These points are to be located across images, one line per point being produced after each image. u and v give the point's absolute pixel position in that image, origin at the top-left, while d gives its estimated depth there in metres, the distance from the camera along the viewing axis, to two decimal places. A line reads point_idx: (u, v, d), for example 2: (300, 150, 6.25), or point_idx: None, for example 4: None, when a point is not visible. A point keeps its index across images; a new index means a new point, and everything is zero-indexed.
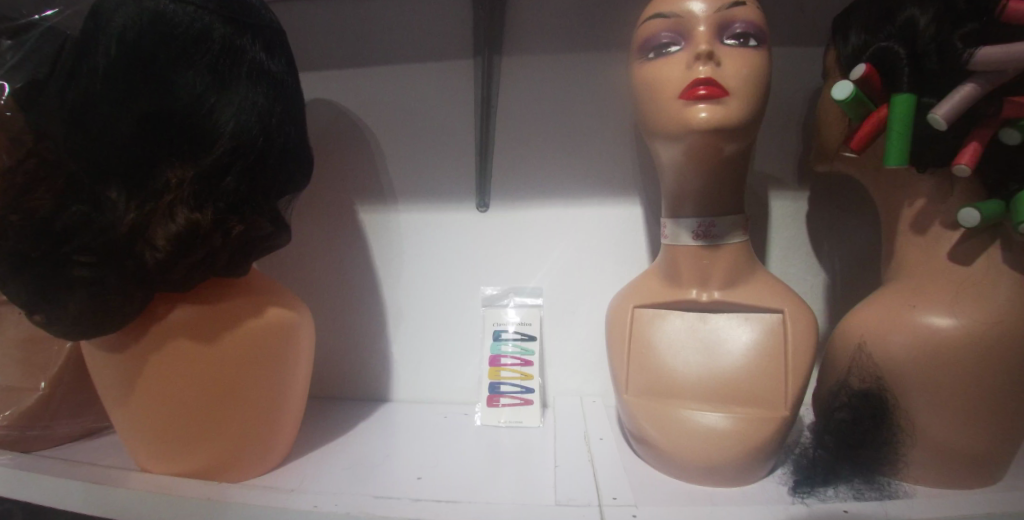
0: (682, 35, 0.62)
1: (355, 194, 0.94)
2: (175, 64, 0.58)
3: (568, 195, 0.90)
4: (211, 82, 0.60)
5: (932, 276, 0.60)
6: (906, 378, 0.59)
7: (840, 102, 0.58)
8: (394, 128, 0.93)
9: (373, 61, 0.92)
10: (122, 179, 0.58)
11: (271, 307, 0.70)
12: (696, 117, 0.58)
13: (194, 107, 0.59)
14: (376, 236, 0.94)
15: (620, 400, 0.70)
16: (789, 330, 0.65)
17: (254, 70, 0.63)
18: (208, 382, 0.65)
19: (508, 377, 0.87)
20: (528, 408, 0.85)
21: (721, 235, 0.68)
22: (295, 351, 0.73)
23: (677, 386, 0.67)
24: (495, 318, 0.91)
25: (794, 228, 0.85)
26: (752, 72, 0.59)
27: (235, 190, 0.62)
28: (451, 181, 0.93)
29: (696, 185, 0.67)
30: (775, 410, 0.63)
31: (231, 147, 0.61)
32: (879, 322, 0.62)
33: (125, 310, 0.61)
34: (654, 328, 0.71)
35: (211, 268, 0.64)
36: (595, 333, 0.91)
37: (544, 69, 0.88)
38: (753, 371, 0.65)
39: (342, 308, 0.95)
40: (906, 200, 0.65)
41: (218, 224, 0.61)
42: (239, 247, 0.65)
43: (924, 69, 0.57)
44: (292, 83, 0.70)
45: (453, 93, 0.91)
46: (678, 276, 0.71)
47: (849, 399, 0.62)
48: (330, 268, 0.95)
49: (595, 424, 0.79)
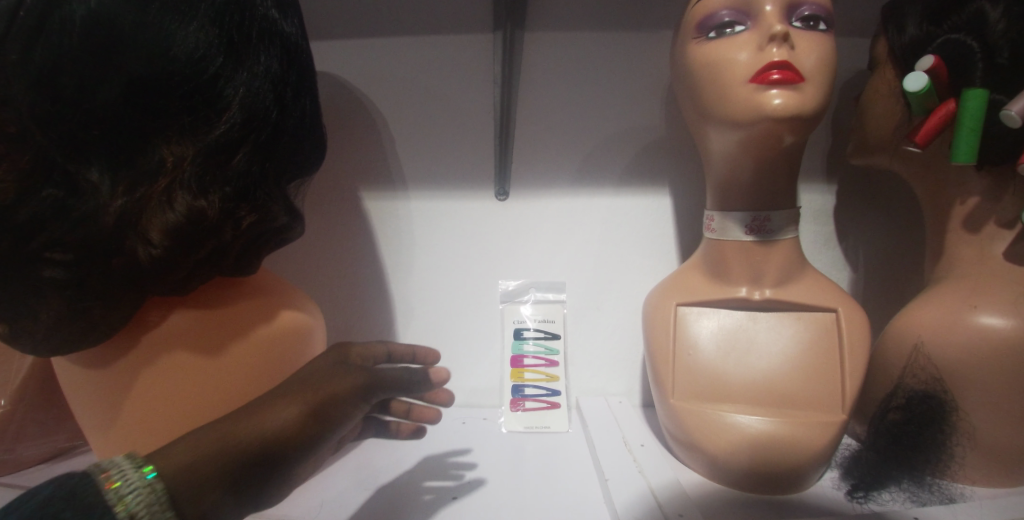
0: (747, 14, 0.57)
1: (359, 178, 0.86)
2: (173, 16, 0.48)
3: (594, 185, 0.85)
4: (216, 40, 0.50)
5: (990, 275, 0.59)
6: (965, 379, 0.58)
7: (910, 93, 0.56)
8: (404, 107, 0.85)
9: (381, 31, 0.83)
10: (106, 156, 0.48)
11: (284, 312, 0.61)
12: (771, 103, 0.54)
13: (197, 69, 0.50)
14: (384, 225, 0.86)
15: (665, 403, 0.66)
16: (845, 330, 0.63)
17: (265, 30, 0.55)
18: (209, 404, 0.55)
19: (532, 379, 0.83)
20: (555, 411, 0.81)
21: (775, 230, 0.66)
22: (311, 362, 0.64)
23: (727, 389, 0.64)
24: (515, 315, 0.85)
25: (825, 222, 0.83)
26: (825, 58, 0.56)
27: (245, 172, 0.54)
28: (467, 167, 0.86)
29: (749, 176, 0.63)
30: (832, 415, 0.61)
31: (242, 120, 0.52)
32: (937, 321, 0.61)
33: (111, 317, 0.52)
34: (698, 327, 0.68)
35: (216, 266, 0.55)
36: (620, 329, 0.87)
37: (570, 48, 0.82)
38: (805, 373, 0.63)
39: (346, 304, 0.87)
40: (957, 198, 0.64)
41: (226, 213, 0.52)
42: (249, 241, 0.56)
43: (993, 64, 0.55)
44: (305, 48, 0.61)
45: (469, 71, 0.84)
46: (726, 272, 0.68)
47: (907, 400, 0.62)
48: (333, 261, 0.87)
49: (630, 428, 0.77)
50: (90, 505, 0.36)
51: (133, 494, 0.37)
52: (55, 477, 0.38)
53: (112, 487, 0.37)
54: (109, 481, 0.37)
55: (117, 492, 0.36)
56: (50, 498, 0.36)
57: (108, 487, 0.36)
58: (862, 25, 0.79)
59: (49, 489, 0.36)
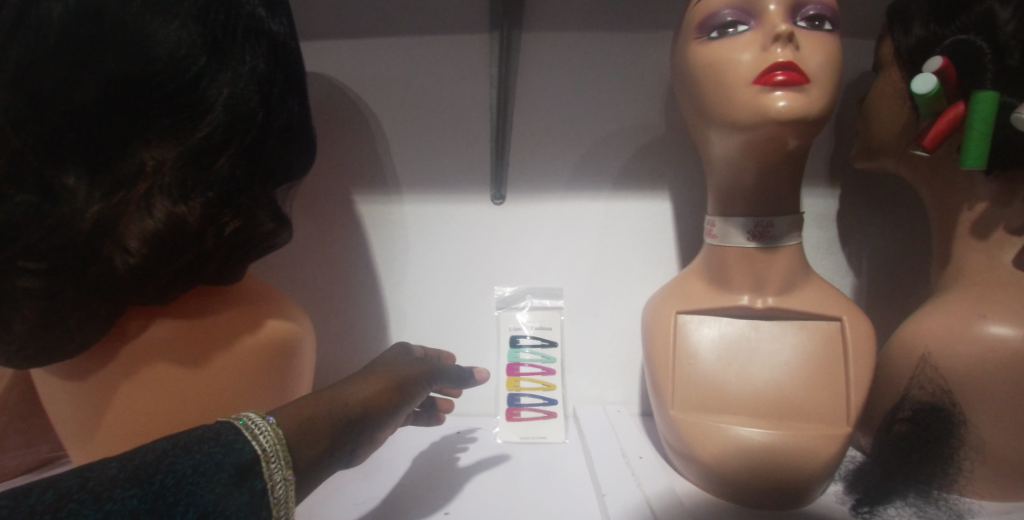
0: (750, 14, 0.56)
1: (352, 181, 0.84)
2: (154, 14, 0.47)
3: (592, 189, 0.83)
4: (199, 39, 0.49)
5: (1000, 283, 0.58)
6: (974, 391, 0.56)
7: (918, 95, 0.54)
8: (398, 109, 0.83)
9: (375, 31, 0.81)
10: (83, 160, 0.46)
11: (269, 321, 0.59)
12: (775, 105, 0.52)
13: (178, 69, 0.48)
14: (377, 229, 0.84)
15: (664, 415, 0.64)
16: (850, 340, 0.62)
17: (251, 29, 0.53)
18: (188, 418, 0.53)
19: (528, 388, 0.81)
20: (551, 421, 0.79)
21: (779, 236, 0.64)
22: (298, 373, 0.62)
23: (728, 400, 0.62)
24: (510, 322, 0.83)
25: (828, 227, 0.81)
26: (830, 59, 0.54)
27: (228, 176, 0.51)
28: (462, 170, 0.84)
29: (752, 180, 0.62)
30: (837, 428, 0.59)
31: (225, 122, 0.50)
32: (944, 330, 0.59)
33: (89, 328, 0.50)
34: (698, 336, 0.66)
35: (199, 274, 0.53)
36: (618, 336, 0.85)
37: (568, 48, 0.80)
38: (809, 384, 0.61)
39: (338, 311, 0.85)
40: (965, 203, 0.62)
41: (208, 219, 0.50)
42: (233, 247, 0.54)
43: (1004, 65, 0.53)
44: (294, 49, 0.59)
45: (465, 72, 0.82)
46: (727, 279, 0.67)
47: (913, 413, 0.60)
48: (325, 266, 0.85)
49: (629, 439, 0.75)
50: (234, 442, 0.39)
51: (265, 435, 0.41)
52: (168, 435, 0.39)
53: (250, 428, 0.41)
54: (244, 424, 0.41)
55: (254, 432, 0.41)
56: (191, 439, 0.38)
57: (247, 428, 0.41)
58: (867, 26, 0.77)
59: (179, 436, 0.39)
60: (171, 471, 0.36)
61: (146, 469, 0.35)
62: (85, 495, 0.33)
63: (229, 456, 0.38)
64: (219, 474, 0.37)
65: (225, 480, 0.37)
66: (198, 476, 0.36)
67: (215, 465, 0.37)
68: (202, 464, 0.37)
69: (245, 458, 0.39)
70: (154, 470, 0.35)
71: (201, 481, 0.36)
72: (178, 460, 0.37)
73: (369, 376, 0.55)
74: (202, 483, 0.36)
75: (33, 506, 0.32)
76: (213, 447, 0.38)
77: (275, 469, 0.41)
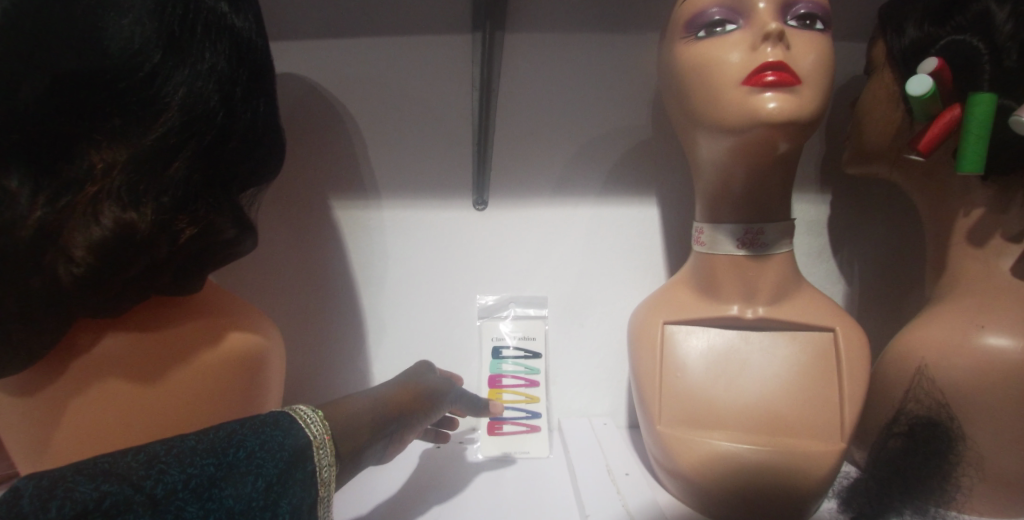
0: (738, 12, 0.53)
1: (329, 186, 0.81)
2: (106, 9, 0.44)
3: (578, 194, 0.80)
4: (154, 34, 0.46)
5: (997, 293, 0.56)
6: (972, 405, 0.54)
7: (913, 97, 0.52)
8: (377, 110, 0.80)
9: (352, 30, 0.78)
10: (27, 163, 0.43)
11: (231, 333, 0.55)
12: (765, 107, 0.50)
13: (130, 65, 0.45)
14: (354, 235, 0.81)
15: (651, 430, 0.62)
16: (844, 351, 0.59)
17: (212, 24, 0.49)
18: (140, 439, 0.49)
19: (510, 401, 0.78)
20: (535, 435, 0.76)
21: (769, 244, 0.62)
22: (265, 389, 0.58)
23: (717, 414, 0.59)
24: (493, 332, 0.80)
25: (818, 233, 0.79)
26: (822, 59, 0.52)
27: (185, 181, 0.48)
28: (444, 174, 0.81)
29: (741, 185, 0.59)
30: (831, 444, 0.56)
31: (181, 123, 0.47)
32: (941, 342, 0.57)
33: (33, 342, 0.47)
34: (686, 347, 0.63)
35: (152, 284, 0.49)
36: (605, 346, 0.82)
37: (553, 50, 0.78)
38: (801, 398, 0.59)
39: (314, 320, 0.82)
40: (960, 210, 0.60)
41: (161, 226, 0.47)
42: (190, 255, 0.51)
43: (1001, 67, 0.51)
44: (262, 45, 0.55)
45: (447, 73, 0.79)
46: (716, 289, 0.64)
47: (909, 427, 0.58)
48: (301, 274, 0.81)
49: (616, 454, 0.72)
50: (291, 427, 0.46)
51: (316, 426, 0.48)
52: (236, 419, 0.46)
53: (303, 418, 0.48)
54: (297, 415, 0.48)
55: (305, 421, 0.48)
56: (256, 422, 0.45)
57: (301, 418, 0.47)
58: (858, 28, 0.75)
59: (246, 420, 0.45)
60: (242, 446, 0.43)
61: (220, 444, 0.42)
62: (171, 459, 0.40)
63: (288, 439, 0.45)
64: (280, 452, 0.44)
65: (284, 459, 0.44)
66: (262, 453, 0.43)
67: (276, 444, 0.44)
68: (266, 442, 0.44)
69: (299, 443, 0.46)
70: (227, 444, 0.42)
71: (265, 459, 0.43)
72: (246, 438, 0.43)
73: (402, 384, 0.61)
74: (266, 458, 0.43)
75: (129, 463, 0.38)
76: (274, 430, 0.45)
77: (322, 456, 0.47)
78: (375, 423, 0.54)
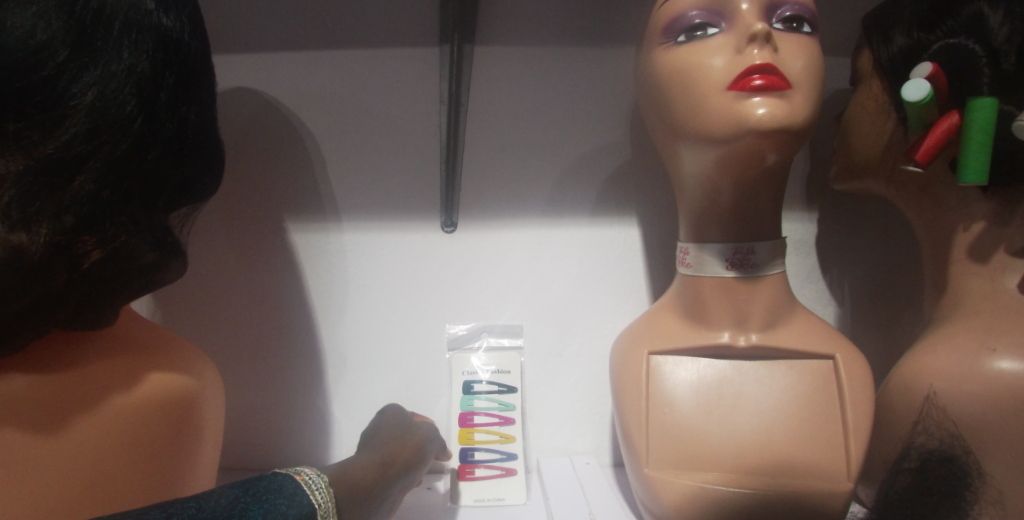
0: (720, 14, 0.50)
1: (284, 207, 0.74)
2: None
3: (554, 214, 0.75)
4: (60, 27, 0.38)
5: (1006, 312, 0.51)
6: (992, 440, 0.48)
7: (908, 103, 0.49)
8: (337, 127, 0.74)
9: (312, 42, 0.73)
10: None
11: (153, 375, 0.47)
12: (754, 113, 0.45)
13: (31, 63, 0.37)
14: (312, 260, 0.74)
15: (638, 473, 0.55)
16: (845, 381, 0.54)
17: (132, 20, 0.41)
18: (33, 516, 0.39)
19: (483, 441, 0.69)
20: (510, 479, 0.67)
21: (759, 264, 0.57)
22: (196, 441, 0.49)
23: (711, 453, 0.53)
24: (462, 365, 0.73)
25: (807, 253, 0.75)
26: (811, 64, 0.48)
27: (93, 195, 0.40)
28: (411, 193, 0.75)
29: (728, 201, 0.55)
30: (839, 486, 0.50)
31: (89, 129, 0.39)
32: (949, 368, 0.52)
33: None
34: (673, 379, 0.57)
35: (49, 317, 0.42)
36: (586, 378, 0.76)
37: (527, 63, 0.74)
38: (803, 433, 0.53)
39: (266, 354, 0.74)
40: (959, 224, 0.56)
41: (59, 248, 0.39)
42: (97, 283, 0.43)
43: (999, 71, 0.48)
44: (197, 47, 0.48)
45: (415, 88, 0.74)
46: (705, 314, 0.59)
47: (919, 463, 0.52)
48: (252, 304, 0.74)
49: (599, 498, 0.65)
50: (295, 494, 0.40)
51: (321, 491, 0.42)
52: (236, 484, 0.39)
53: (308, 483, 0.42)
54: (300, 478, 0.42)
55: (311, 486, 0.41)
56: (259, 488, 0.39)
57: (306, 483, 0.41)
58: (840, 43, 0.73)
59: (246, 485, 0.39)
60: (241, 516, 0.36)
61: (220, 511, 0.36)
62: None
63: (292, 507, 0.39)
64: None
65: None
66: None
67: (281, 515, 0.38)
68: (269, 512, 0.37)
69: (305, 511, 0.39)
70: (229, 513, 0.36)
71: None
72: (248, 507, 0.37)
73: (401, 440, 0.57)
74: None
75: None
76: (276, 498, 0.39)
77: None
78: (380, 477, 0.50)
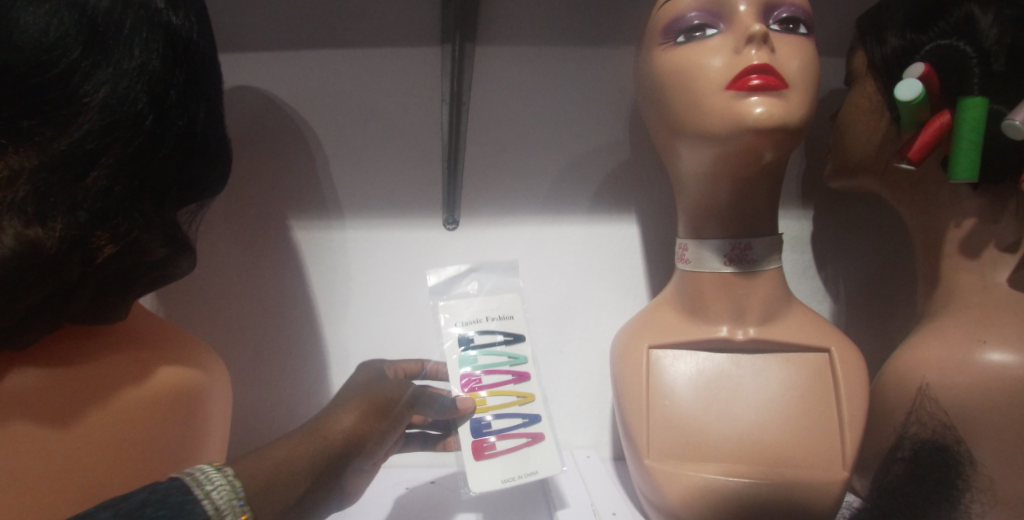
0: (719, 16, 0.51)
1: (288, 205, 0.75)
2: None
3: (555, 211, 0.76)
4: (70, 24, 0.38)
5: (996, 306, 0.53)
6: (983, 429, 0.49)
7: (902, 102, 0.50)
8: (341, 126, 0.75)
9: (313, 40, 0.74)
10: None
11: (161, 369, 0.48)
12: (752, 112, 0.47)
13: (44, 60, 0.37)
14: (316, 257, 0.75)
15: (639, 464, 0.56)
16: (840, 374, 0.56)
17: (143, 18, 0.42)
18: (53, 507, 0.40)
19: (499, 405, 0.59)
20: (540, 446, 0.59)
21: (756, 260, 0.59)
22: (204, 436, 0.50)
23: (709, 443, 0.54)
24: (456, 315, 0.62)
25: (803, 250, 0.77)
26: (807, 64, 0.50)
27: (105, 191, 0.41)
28: (414, 191, 0.76)
29: (726, 198, 0.56)
30: (834, 474, 0.52)
31: (101, 127, 0.40)
32: (941, 359, 0.54)
33: None
34: (672, 373, 0.58)
35: (64, 307, 0.42)
36: (587, 373, 0.77)
37: (528, 61, 0.74)
38: (798, 423, 0.54)
39: (270, 351, 0.75)
40: (951, 220, 0.58)
41: (73, 243, 0.40)
42: (109, 277, 0.44)
43: (989, 71, 0.49)
44: (203, 44, 0.48)
45: (418, 86, 0.75)
46: (704, 308, 0.60)
47: (912, 452, 0.52)
48: (256, 301, 0.75)
49: (601, 491, 0.66)
50: (182, 502, 0.36)
51: (217, 492, 0.38)
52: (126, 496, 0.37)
53: (200, 484, 0.38)
54: (194, 481, 0.38)
55: (204, 488, 0.38)
56: (139, 502, 0.36)
57: (198, 486, 0.38)
58: (835, 44, 0.75)
59: (128, 499, 0.36)
60: None
61: None
62: None
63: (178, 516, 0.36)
64: None
65: None
66: None
67: None
68: None
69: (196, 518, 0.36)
70: None
71: None
72: None
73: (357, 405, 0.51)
74: None
75: None
76: (160, 507, 0.36)
77: None
78: (323, 457, 0.46)
